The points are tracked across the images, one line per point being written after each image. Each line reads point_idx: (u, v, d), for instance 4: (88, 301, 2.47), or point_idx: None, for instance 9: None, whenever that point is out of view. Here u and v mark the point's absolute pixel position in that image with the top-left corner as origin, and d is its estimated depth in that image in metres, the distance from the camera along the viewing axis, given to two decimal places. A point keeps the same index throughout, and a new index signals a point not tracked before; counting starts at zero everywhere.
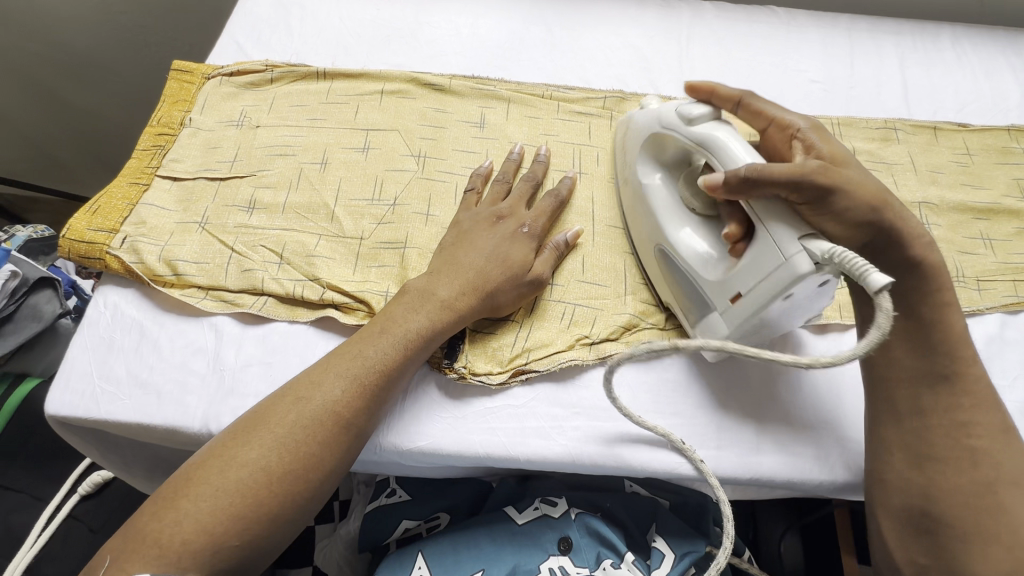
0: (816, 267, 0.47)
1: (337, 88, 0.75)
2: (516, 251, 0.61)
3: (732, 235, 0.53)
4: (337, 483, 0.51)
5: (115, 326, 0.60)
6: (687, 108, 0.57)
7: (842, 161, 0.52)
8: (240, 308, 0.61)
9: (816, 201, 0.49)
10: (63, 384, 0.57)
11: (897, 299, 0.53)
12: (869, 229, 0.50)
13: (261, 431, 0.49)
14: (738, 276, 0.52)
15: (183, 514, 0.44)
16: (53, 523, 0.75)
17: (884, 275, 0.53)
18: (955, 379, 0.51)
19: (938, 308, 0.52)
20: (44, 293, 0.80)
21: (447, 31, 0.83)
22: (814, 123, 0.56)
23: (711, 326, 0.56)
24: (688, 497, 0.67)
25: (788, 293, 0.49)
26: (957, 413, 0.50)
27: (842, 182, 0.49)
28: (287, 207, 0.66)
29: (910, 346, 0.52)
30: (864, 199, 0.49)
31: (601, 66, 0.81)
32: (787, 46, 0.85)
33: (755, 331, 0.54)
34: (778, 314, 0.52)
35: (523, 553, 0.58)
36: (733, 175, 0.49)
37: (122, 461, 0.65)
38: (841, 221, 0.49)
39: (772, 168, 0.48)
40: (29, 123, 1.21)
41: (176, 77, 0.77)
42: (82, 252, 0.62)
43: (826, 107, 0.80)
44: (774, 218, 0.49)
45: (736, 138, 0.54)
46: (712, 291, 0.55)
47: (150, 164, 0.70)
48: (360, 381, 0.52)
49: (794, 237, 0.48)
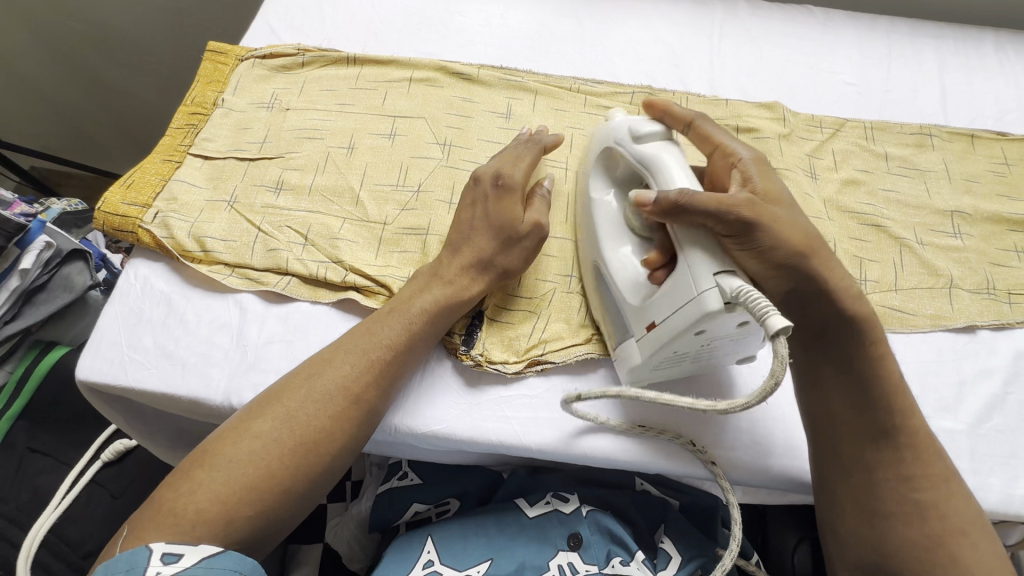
0: (724, 306, 0.45)
1: (367, 74, 0.75)
2: (502, 211, 0.60)
3: (653, 262, 0.53)
4: (350, 458, 0.53)
5: (144, 298, 0.62)
6: (639, 125, 0.55)
7: (774, 198, 0.52)
8: (265, 286, 0.62)
9: (739, 233, 0.49)
10: (93, 351, 0.59)
11: (831, 348, 0.52)
12: (788, 274, 0.51)
13: (274, 406, 0.51)
14: (656, 304, 0.50)
15: (198, 485, 0.46)
16: (77, 487, 0.78)
17: (821, 326, 0.52)
18: (895, 431, 0.49)
19: (875, 358, 0.51)
20: (75, 264, 0.82)
21: (477, 21, 0.83)
22: (755, 155, 0.55)
23: (630, 353, 0.55)
24: (698, 497, 0.67)
25: (699, 329, 0.47)
26: (900, 466, 0.49)
27: (767, 220, 0.49)
28: (314, 189, 0.67)
29: (853, 397, 0.50)
30: (788, 243, 0.50)
31: (631, 62, 0.81)
32: (821, 47, 0.83)
33: (672, 361, 0.53)
34: (694, 348, 0.51)
35: (531, 546, 0.58)
36: (665, 197, 0.48)
37: (145, 431, 0.67)
38: (760, 258, 0.50)
39: (699, 198, 0.47)
40: (67, 99, 1.26)
41: (210, 58, 0.78)
42: (115, 225, 0.64)
43: (860, 110, 0.78)
44: (693, 247, 0.48)
45: (680, 161, 0.53)
46: (634, 317, 0.54)
47: (183, 141, 0.72)
48: (369, 359, 0.54)
49: (708, 271, 0.46)
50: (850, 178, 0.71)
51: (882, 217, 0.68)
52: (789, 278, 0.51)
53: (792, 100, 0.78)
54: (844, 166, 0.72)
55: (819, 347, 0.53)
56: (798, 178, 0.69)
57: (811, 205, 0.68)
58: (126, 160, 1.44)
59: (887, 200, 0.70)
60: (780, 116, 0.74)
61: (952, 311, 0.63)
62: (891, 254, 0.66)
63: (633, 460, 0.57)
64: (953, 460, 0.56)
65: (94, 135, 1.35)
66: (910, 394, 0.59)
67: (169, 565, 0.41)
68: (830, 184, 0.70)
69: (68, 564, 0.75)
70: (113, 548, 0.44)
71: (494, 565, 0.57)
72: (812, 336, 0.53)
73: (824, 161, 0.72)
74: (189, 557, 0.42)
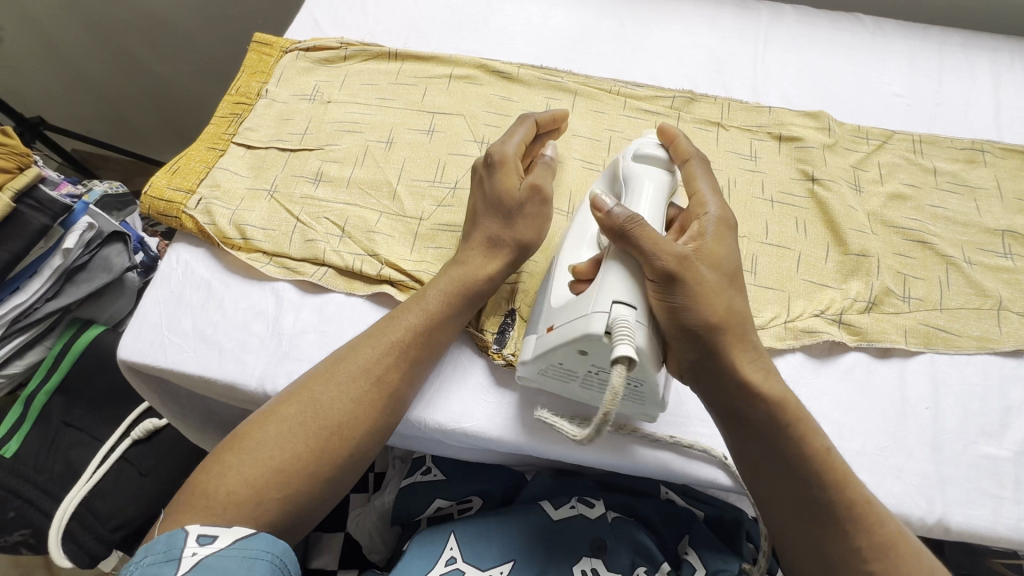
0: (604, 333, 0.45)
1: (407, 70, 0.76)
2: (492, 184, 0.59)
3: (579, 270, 0.52)
4: (376, 444, 0.53)
5: (185, 283, 0.63)
6: (645, 146, 0.55)
7: (714, 263, 0.48)
8: (301, 276, 0.63)
9: (661, 284, 0.46)
10: (134, 332, 0.60)
11: (744, 427, 0.47)
12: (699, 345, 0.46)
13: (300, 392, 0.51)
14: (563, 309, 0.50)
15: (228, 469, 0.47)
16: (108, 462, 0.81)
17: (735, 407, 0.47)
18: (832, 508, 0.46)
19: (801, 435, 0.47)
20: (115, 246, 0.85)
21: (519, 20, 0.83)
22: (726, 215, 0.51)
23: (526, 349, 0.54)
24: (724, 510, 0.66)
25: (581, 346, 0.47)
26: (850, 542, 0.45)
27: (693, 283, 0.46)
28: (352, 182, 0.68)
29: (779, 474, 0.47)
30: (709, 311, 0.46)
31: (672, 65, 0.80)
32: (870, 56, 0.81)
33: (558, 374, 0.52)
34: (579, 369, 0.50)
35: (552, 548, 0.58)
36: (618, 214, 0.47)
37: (178, 412, 0.68)
38: (674, 319, 0.46)
39: (647, 230, 0.46)
40: (111, 85, 1.30)
41: (256, 49, 0.79)
42: (160, 209, 0.65)
43: (908, 122, 0.76)
44: (616, 266, 0.47)
45: (658, 201, 0.52)
46: (543, 316, 0.53)
47: (227, 130, 0.73)
48: (389, 341, 0.54)
49: (613, 292, 0.46)
50: (895, 193, 0.69)
51: (928, 233, 0.66)
52: (696, 351, 0.47)
53: (837, 109, 0.76)
54: (890, 180, 0.70)
55: (739, 422, 0.48)
56: (842, 190, 0.68)
57: (854, 218, 0.66)
58: (159, 144, 1.47)
59: (935, 216, 0.68)
60: (825, 125, 0.73)
61: (1000, 335, 0.60)
62: (937, 272, 0.64)
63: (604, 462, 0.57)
64: (996, 487, 0.54)
65: (131, 117, 1.38)
66: (953, 417, 0.57)
67: (204, 547, 0.42)
68: (875, 198, 0.68)
69: (97, 537, 0.77)
70: (153, 533, 0.45)
71: (515, 566, 0.57)
72: (725, 414, 0.48)
73: (869, 174, 0.70)
74: (223, 539, 0.43)
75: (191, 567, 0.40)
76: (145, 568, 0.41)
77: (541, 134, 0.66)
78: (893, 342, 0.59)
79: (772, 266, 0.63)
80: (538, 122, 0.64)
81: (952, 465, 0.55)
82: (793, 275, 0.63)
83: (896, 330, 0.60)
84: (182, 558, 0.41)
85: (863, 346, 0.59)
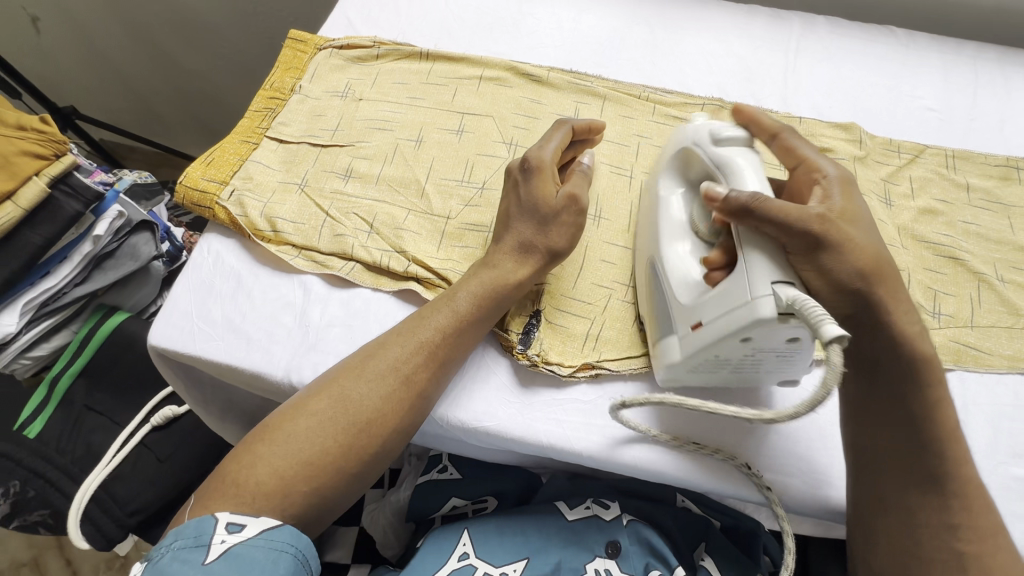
0: (777, 315, 0.44)
1: (438, 70, 0.77)
2: (535, 191, 0.59)
3: (713, 262, 0.52)
4: (401, 443, 0.53)
5: (215, 272, 0.64)
6: (721, 129, 0.54)
7: (852, 217, 0.50)
8: (329, 270, 0.63)
9: (803, 251, 0.47)
10: (164, 319, 0.61)
11: (883, 383, 0.50)
12: (854, 300, 0.48)
13: (332, 386, 0.52)
14: (705, 304, 0.50)
15: (258, 459, 0.47)
16: (126, 447, 0.81)
17: (873, 360, 0.50)
18: (942, 477, 0.48)
19: (934, 401, 0.49)
20: (142, 234, 0.86)
21: (549, 24, 0.83)
22: (844, 173, 0.53)
23: (669, 350, 0.54)
24: (741, 521, 0.65)
25: (745, 333, 0.46)
26: (946, 514, 0.48)
27: (837, 240, 0.47)
28: (381, 179, 0.69)
29: (894, 437, 0.49)
30: (860, 264, 0.48)
31: (702, 73, 0.79)
32: (904, 69, 0.80)
33: (711, 366, 0.52)
34: (739, 356, 0.50)
35: (570, 549, 0.58)
36: (736, 198, 0.47)
37: (201, 399, 0.69)
38: (826, 280, 0.47)
39: (774, 204, 0.46)
40: (144, 81, 1.34)
41: (291, 45, 0.80)
42: (194, 199, 0.66)
43: (941, 137, 0.75)
44: (756, 251, 0.47)
45: (756, 168, 0.51)
46: (677, 313, 0.53)
47: (260, 124, 0.74)
48: (420, 341, 0.55)
49: (765, 277, 0.46)
50: (926, 208, 0.68)
51: (960, 250, 0.65)
52: (852, 305, 0.48)
53: (869, 122, 0.76)
54: (922, 195, 0.69)
55: (876, 380, 0.50)
56: (872, 204, 0.67)
57: (884, 232, 0.65)
58: (188, 140, 1.52)
59: (967, 232, 0.67)
60: (857, 137, 0.72)
61: None
62: (968, 289, 0.63)
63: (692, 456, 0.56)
64: None
65: (161, 113, 1.43)
66: (983, 436, 0.56)
67: (233, 534, 0.43)
68: (905, 212, 0.68)
69: (114, 519, 0.78)
70: (183, 515, 0.46)
71: (529, 564, 0.57)
72: (863, 369, 0.51)
73: (901, 188, 0.70)
74: (251, 528, 0.44)
75: (220, 554, 0.42)
76: (176, 551, 0.42)
77: (575, 142, 0.66)
78: None
79: None
80: (574, 129, 0.64)
81: None
82: None
83: None
84: (212, 544, 0.42)
85: None
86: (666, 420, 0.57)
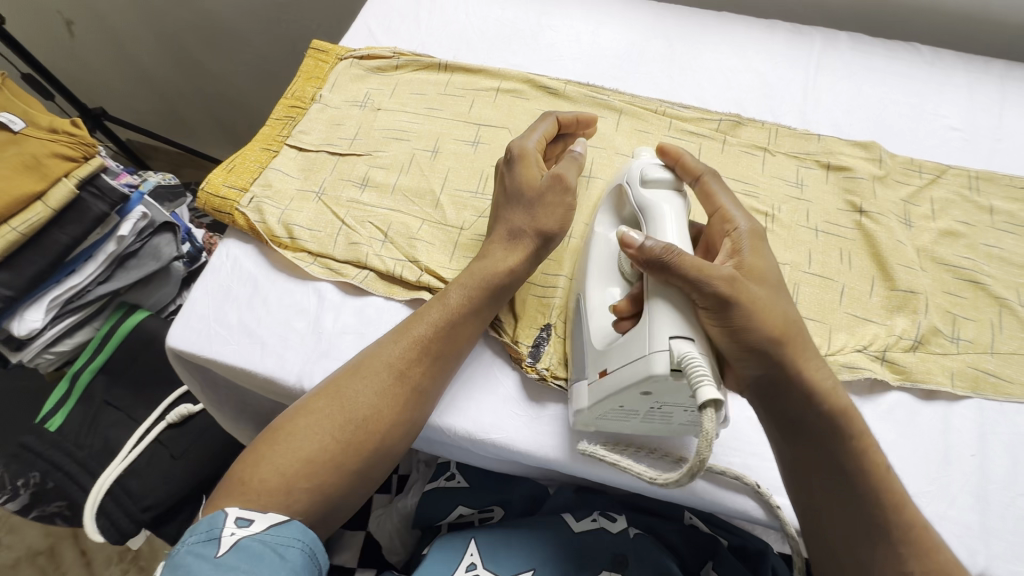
0: (669, 372, 0.44)
1: (456, 81, 0.78)
2: (517, 178, 0.60)
3: (621, 310, 0.51)
4: (403, 439, 0.53)
5: (233, 276, 0.65)
6: (648, 169, 0.55)
7: (761, 276, 0.50)
8: (343, 278, 0.64)
9: (715, 308, 0.46)
10: (182, 322, 0.63)
11: (804, 441, 0.48)
12: (763, 358, 0.47)
13: (328, 385, 0.53)
14: (613, 352, 0.49)
15: (261, 458, 0.49)
16: (142, 444, 0.83)
17: (793, 421, 0.48)
18: (885, 526, 0.46)
19: (853, 452, 0.47)
20: (164, 235, 0.88)
21: (568, 36, 0.84)
22: (754, 226, 0.53)
23: (579, 395, 0.54)
24: (748, 540, 0.64)
25: (643, 388, 0.46)
26: (899, 565, 0.45)
27: (745, 298, 0.47)
28: (397, 189, 0.70)
29: (831, 489, 0.48)
30: (767, 328, 0.47)
31: (720, 88, 0.79)
32: (927, 87, 0.79)
33: (619, 415, 0.52)
34: (644, 408, 0.50)
35: (576, 563, 0.57)
36: (648, 247, 0.47)
37: (216, 400, 0.70)
38: (737, 336, 0.47)
39: (683, 258, 0.46)
40: (171, 85, 1.38)
41: (313, 55, 0.82)
42: (215, 206, 0.68)
43: (964, 157, 0.74)
44: (660, 299, 0.47)
45: (679, 216, 0.52)
46: (590, 359, 0.53)
47: (281, 132, 0.76)
48: (413, 338, 0.55)
49: (665, 330, 0.45)
50: (948, 229, 0.67)
51: (981, 273, 0.64)
52: (762, 366, 0.48)
53: (890, 140, 0.75)
54: (943, 216, 0.68)
55: (795, 437, 0.49)
56: (891, 225, 0.66)
57: (903, 254, 0.64)
58: (211, 142, 1.55)
59: (989, 256, 0.65)
60: (876, 156, 0.71)
61: None
62: (988, 314, 0.62)
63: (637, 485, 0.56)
64: None
65: (185, 115, 1.47)
66: (1001, 467, 0.55)
67: (242, 528, 0.44)
68: (926, 233, 0.67)
69: (128, 514, 0.80)
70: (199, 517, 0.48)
71: None
72: (784, 429, 0.49)
73: (921, 208, 0.68)
74: (259, 523, 0.45)
75: (231, 547, 0.43)
76: (189, 547, 0.43)
77: (565, 135, 0.68)
78: (939, 385, 0.57)
79: (814, 296, 0.62)
80: (562, 121, 0.66)
81: (998, 517, 0.52)
82: (835, 307, 0.62)
83: (942, 372, 0.58)
84: (222, 537, 0.43)
85: (906, 387, 0.58)
86: (600, 468, 0.56)
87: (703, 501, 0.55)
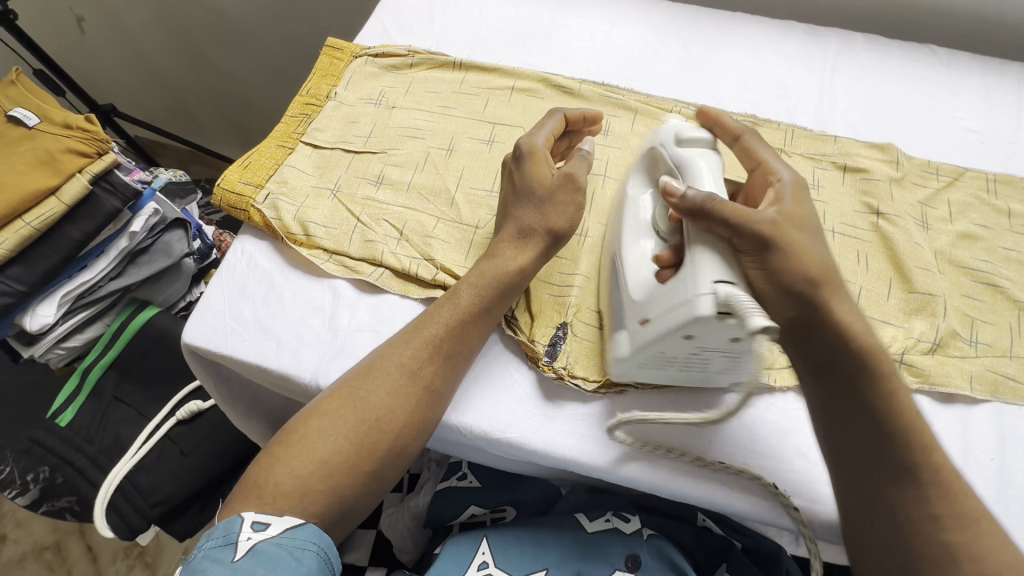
0: (715, 314, 0.45)
1: (470, 80, 0.77)
2: (527, 177, 0.59)
3: (663, 259, 0.53)
4: (417, 439, 0.53)
5: (248, 273, 0.65)
6: (685, 130, 0.55)
7: (802, 221, 0.50)
8: (359, 275, 0.64)
9: (753, 250, 0.47)
10: (198, 318, 0.63)
11: (836, 382, 0.48)
12: (795, 302, 0.47)
13: (341, 386, 0.53)
14: (654, 300, 0.50)
15: (276, 462, 0.49)
16: (152, 440, 0.83)
17: (824, 361, 0.48)
18: (914, 468, 0.45)
19: (887, 392, 0.47)
20: (176, 232, 0.88)
21: (582, 35, 0.83)
22: (795, 177, 0.53)
23: (619, 344, 0.53)
24: (762, 542, 0.64)
25: (687, 331, 0.47)
26: (923, 508, 0.44)
27: (785, 242, 0.47)
28: (412, 187, 0.70)
29: (863, 431, 0.46)
30: (803, 270, 0.47)
31: (735, 89, 0.79)
32: (943, 89, 0.79)
33: (658, 363, 0.52)
34: (683, 352, 0.50)
35: (589, 563, 0.57)
36: (689, 196, 0.48)
37: (230, 398, 0.70)
38: (773, 280, 0.47)
39: (724, 203, 0.47)
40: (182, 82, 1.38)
41: (328, 53, 0.82)
42: (231, 202, 0.68)
43: (981, 160, 0.73)
44: (700, 243, 0.48)
45: (716, 170, 0.52)
46: (628, 310, 0.53)
47: (296, 130, 0.76)
48: (425, 337, 0.55)
49: (708, 275, 0.46)
50: (965, 232, 0.67)
51: (1000, 277, 0.64)
52: (794, 308, 0.48)
53: (906, 142, 0.74)
54: (960, 219, 0.68)
55: (828, 379, 0.48)
56: (909, 227, 0.66)
57: (921, 256, 0.64)
58: (220, 139, 1.55)
59: (1007, 259, 0.65)
60: (894, 158, 0.71)
61: None
62: (1007, 317, 0.62)
63: (679, 488, 0.55)
64: None
65: (195, 113, 1.47)
66: (1021, 471, 0.54)
67: (258, 533, 0.44)
68: (943, 236, 0.66)
69: (137, 510, 0.80)
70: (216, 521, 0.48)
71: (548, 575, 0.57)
72: (815, 370, 0.49)
73: (939, 211, 0.68)
74: (275, 526, 0.45)
75: (247, 551, 0.43)
76: (207, 551, 0.43)
77: (571, 131, 0.67)
78: (958, 389, 0.57)
79: None
80: (568, 118, 0.65)
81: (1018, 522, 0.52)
82: None
83: (961, 375, 0.58)
84: (239, 542, 0.43)
85: (924, 390, 0.57)
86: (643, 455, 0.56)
87: (721, 504, 0.55)
